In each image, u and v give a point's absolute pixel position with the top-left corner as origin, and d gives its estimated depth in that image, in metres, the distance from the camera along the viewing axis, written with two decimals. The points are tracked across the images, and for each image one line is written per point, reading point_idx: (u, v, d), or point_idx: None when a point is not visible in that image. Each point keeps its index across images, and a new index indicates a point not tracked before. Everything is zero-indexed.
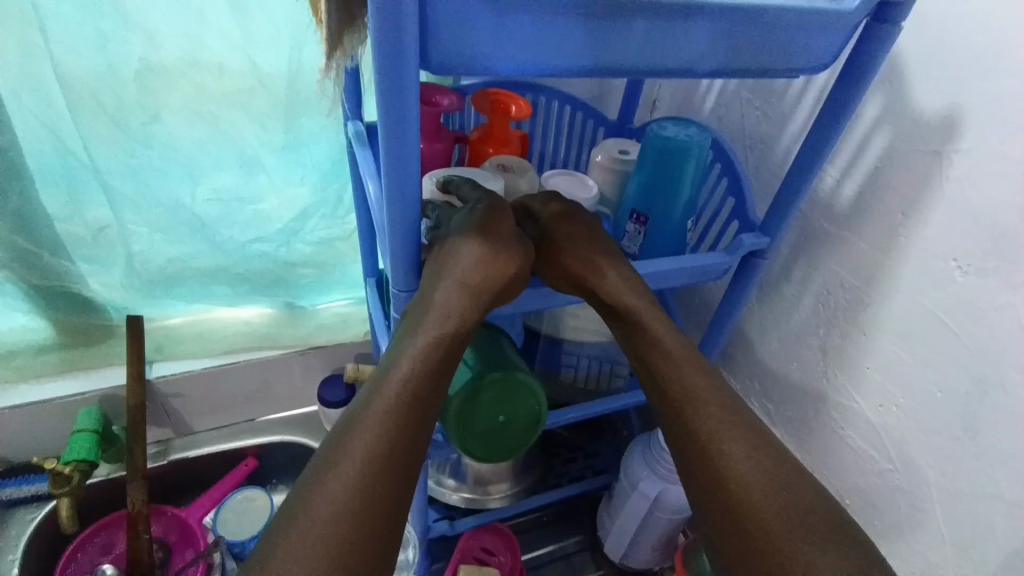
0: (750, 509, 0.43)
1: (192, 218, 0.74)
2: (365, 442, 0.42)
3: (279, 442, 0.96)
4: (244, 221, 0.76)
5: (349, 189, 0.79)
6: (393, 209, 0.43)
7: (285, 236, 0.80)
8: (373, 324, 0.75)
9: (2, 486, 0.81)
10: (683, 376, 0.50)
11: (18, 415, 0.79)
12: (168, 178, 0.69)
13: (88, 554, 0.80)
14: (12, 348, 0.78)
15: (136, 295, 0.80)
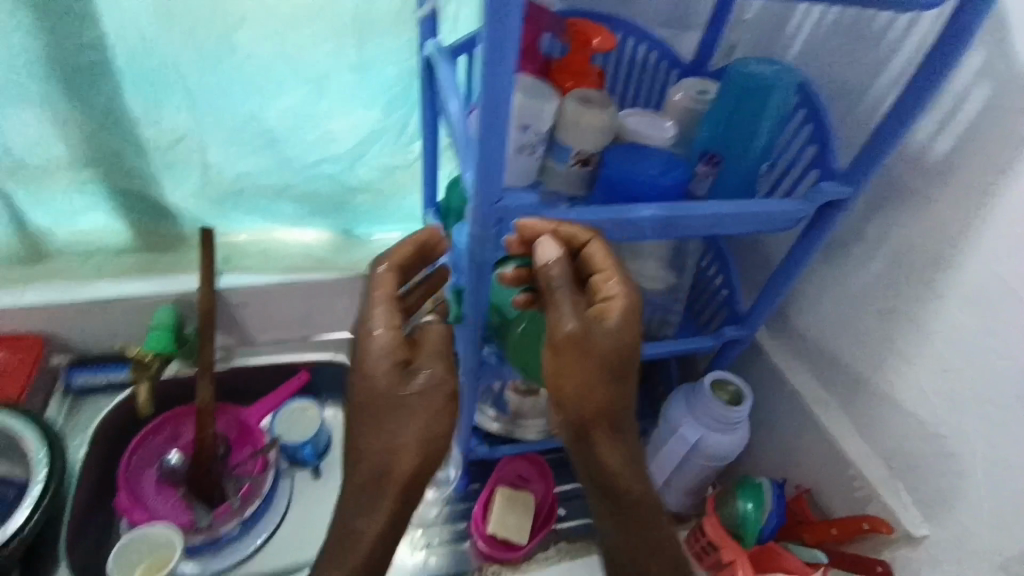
0: (601, 463, 0.59)
1: (265, 132, 0.76)
2: (367, 541, 0.53)
3: (330, 360, 1.02)
4: (311, 141, 0.78)
5: (414, 116, 0.79)
6: (485, 108, 0.43)
7: (350, 159, 0.81)
8: None
9: (80, 372, 0.86)
10: (595, 336, 0.54)
11: (96, 308, 0.84)
12: (245, 89, 0.71)
13: (155, 442, 0.88)
14: (91, 246, 0.83)
15: (205, 206, 0.83)
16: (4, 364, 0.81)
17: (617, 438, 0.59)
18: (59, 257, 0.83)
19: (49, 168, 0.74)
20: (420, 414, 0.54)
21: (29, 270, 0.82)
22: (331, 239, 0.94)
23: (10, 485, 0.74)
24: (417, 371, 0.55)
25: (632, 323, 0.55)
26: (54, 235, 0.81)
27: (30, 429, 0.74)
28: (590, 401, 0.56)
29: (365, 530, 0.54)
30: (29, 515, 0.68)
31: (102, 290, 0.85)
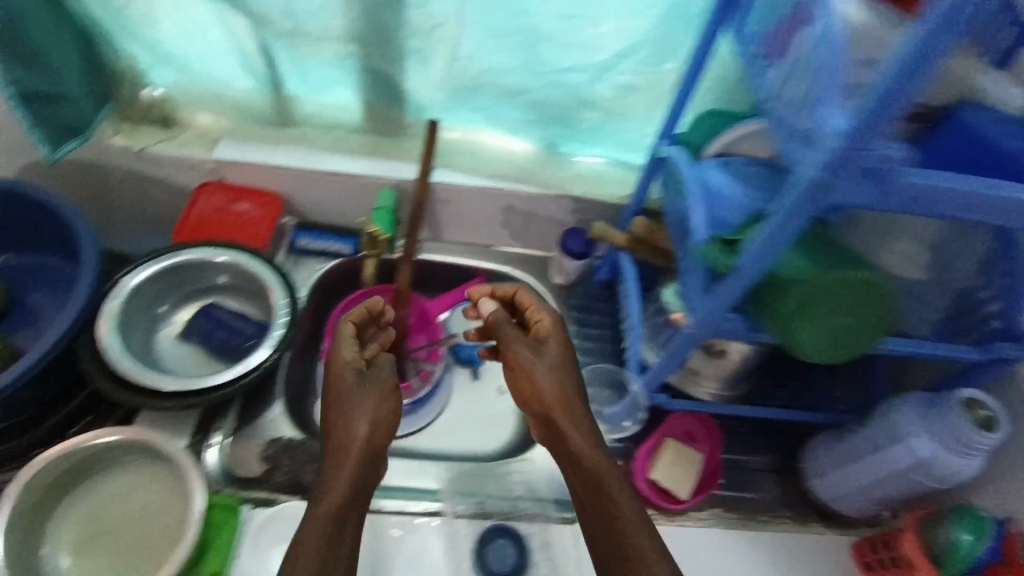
0: (609, 494, 0.64)
1: (527, 29, 0.72)
2: (333, 504, 0.60)
3: (508, 272, 1.03)
4: (568, 44, 0.73)
5: (684, 34, 0.71)
6: (932, 28, 0.36)
7: (597, 72, 0.76)
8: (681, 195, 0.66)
9: (303, 235, 0.95)
10: (545, 372, 0.70)
11: (326, 178, 0.89)
12: None
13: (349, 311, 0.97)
14: (334, 119, 0.90)
15: (441, 98, 0.84)
16: (251, 217, 0.87)
17: (580, 428, 0.68)
18: (305, 124, 0.90)
19: (320, 36, 0.76)
20: (360, 386, 0.67)
21: (279, 133, 0.90)
22: (533, 152, 0.94)
23: (244, 321, 0.78)
24: (379, 366, 0.70)
25: (559, 332, 0.74)
26: (300, 102, 0.88)
27: (271, 274, 0.78)
28: (553, 393, 0.69)
29: (328, 494, 0.60)
30: (272, 353, 0.72)
31: (336, 163, 0.89)
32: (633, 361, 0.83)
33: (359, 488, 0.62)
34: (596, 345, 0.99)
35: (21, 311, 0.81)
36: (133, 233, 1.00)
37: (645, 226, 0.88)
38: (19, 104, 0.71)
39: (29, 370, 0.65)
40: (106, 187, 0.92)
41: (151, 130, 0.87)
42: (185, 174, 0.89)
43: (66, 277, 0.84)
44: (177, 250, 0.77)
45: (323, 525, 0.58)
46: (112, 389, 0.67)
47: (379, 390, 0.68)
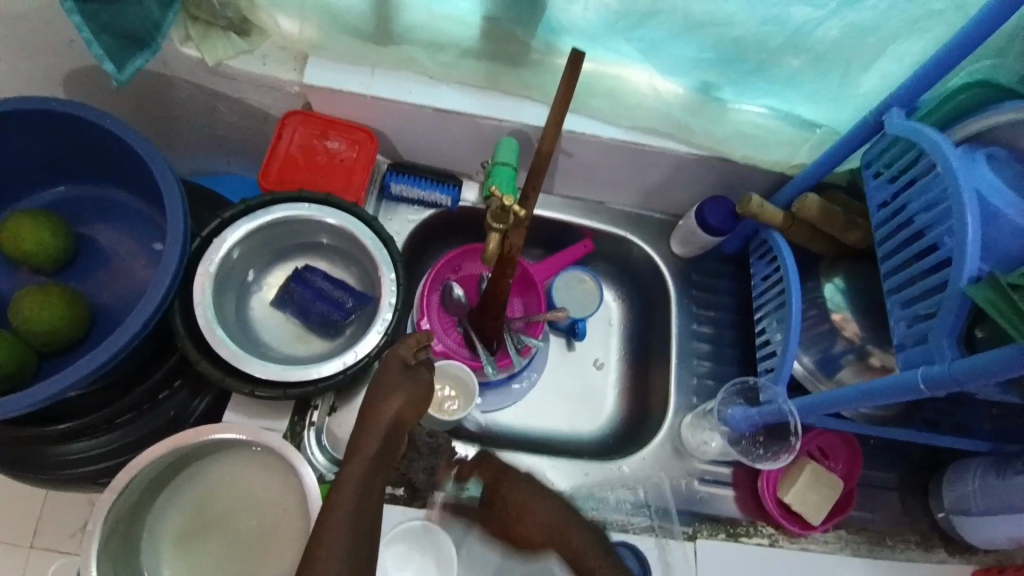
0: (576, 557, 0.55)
1: None
2: (354, 480, 0.46)
3: (621, 237, 0.90)
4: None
5: None
6: None
7: (837, 7, 0.59)
8: (949, 199, 0.50)
9: (397, 181, 0.81)
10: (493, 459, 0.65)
11: (433, 115, 0.73)
12: None
13: (443, 269, 0.83)
14: (445, 37, 0.70)
15: (597, 21, 0.65)
16: (344, 159, 0.74)
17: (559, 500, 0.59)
18: (410, 43, 0.71)
19: None
20: (404, 379, 0.56)
21: (376, 52, 0.71)
22: (690, 96, 0.72)
23: (343, 291, 0.69)
24: (419, 370, 0.58)
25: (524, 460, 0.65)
26: (406, 11, 0.68)
27: (376, 240, 0.67)
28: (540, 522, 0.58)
29: (345, 472, 0.47)
30: (385, 336, 0.63)
31: (445, 98, 0.72)
32: (782, 373, 0.70)
33: (382, 459, 0.49)
34: (712, 330, 0.87)
35: (91, 253, 0.72)
36: (195, 154, 0.86)
37: (816, 208, 0.70)
38: (75, 7, 0.57)
39: (119, 350, 0.57)
40: (167, 102, 0.77)
41: (224, 37, 0.70)
42: (271, 98, 0.75)
43: (139, 215, 0.73)
44: (271, 206, 0.66)
45: (355, 491, 0.45)
46: (208, 368, 0.59)
47: (421, 394, 0.56)
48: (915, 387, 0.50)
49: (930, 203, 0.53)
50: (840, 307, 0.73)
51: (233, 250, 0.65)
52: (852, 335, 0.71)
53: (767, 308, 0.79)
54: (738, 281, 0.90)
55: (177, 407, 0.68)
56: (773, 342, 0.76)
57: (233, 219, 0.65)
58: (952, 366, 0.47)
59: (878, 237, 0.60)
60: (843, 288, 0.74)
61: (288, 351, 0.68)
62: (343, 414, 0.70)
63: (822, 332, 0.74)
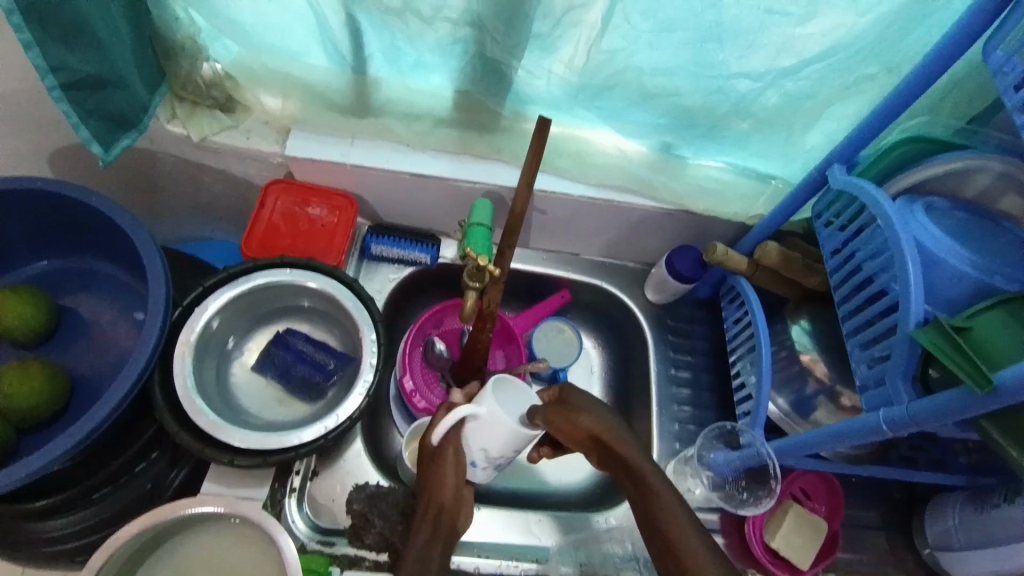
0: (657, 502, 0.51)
1: (710, 23, 0.57)
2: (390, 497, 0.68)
3: (597, 286, 0.93)
4: (751, 48, 0.59)
5: (898, 38, 0.57)
6: None
7: (773, 79, 0.62)
8: (892, 248, 0.53)
9: (377, 242, 0.83)
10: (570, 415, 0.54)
11: (410, 180, 0.77)
12: None
13: (425, 325, 0.84)
14: (419, 109, 0.75)
15: (559, 93, 0.69)
16: (325, 224, 0.76)
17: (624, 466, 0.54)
18: (387, 114, 0.75)
19: (433, 17, 0.60)
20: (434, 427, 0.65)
21: (355, 123, 0.76)
22: (652, 154, 0.77)
23: (324, 352, 0.70)
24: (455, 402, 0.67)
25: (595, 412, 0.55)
26: (383, 86, 0.72)
27: (356, 301, 0.69)
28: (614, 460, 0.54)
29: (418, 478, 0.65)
30: (366, 397, 0.64)
31: (423, 164, 0.76)
32: (758, 417, 0.71)
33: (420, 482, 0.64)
34: (690, 375, 0.89)
35: (73, 324, 0.72)
36: (177, 221, 0.88)
37: (776, 255, 0.74)
38: (63, 94, 0.60)
39: (94, 428, 0.56)
40: (151, 174, 0.80)
41: (210, 114, 0.74)
42: (254, 168, 0.78)
43: (120, 285, 0.74)
44: (253, 273, 0.68)
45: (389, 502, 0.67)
46: (187, 441, 0.59)
47: (460, 493, 0.61)
48: (878, 428, 0.53)
49: (875, 251, 0.57)
50: (808, 349, 0.76)
51: (213, 319, 0.66)
52: (822, 376, 0.74)
53: (741, 352, 0.81)
54: (711, 325, 0.92)
55: (152, 479, 0.68)
56: (747, 385, 0.77)
57: (214, 287, 0.67)
58: (909, 408, 0.50)
59: (833, 282, 0.63)
60: (809, 330, 0.77)
61: (270, 417, 0.68)
62: (324, 478, 0.72)
63: (793, 373, 0.77)
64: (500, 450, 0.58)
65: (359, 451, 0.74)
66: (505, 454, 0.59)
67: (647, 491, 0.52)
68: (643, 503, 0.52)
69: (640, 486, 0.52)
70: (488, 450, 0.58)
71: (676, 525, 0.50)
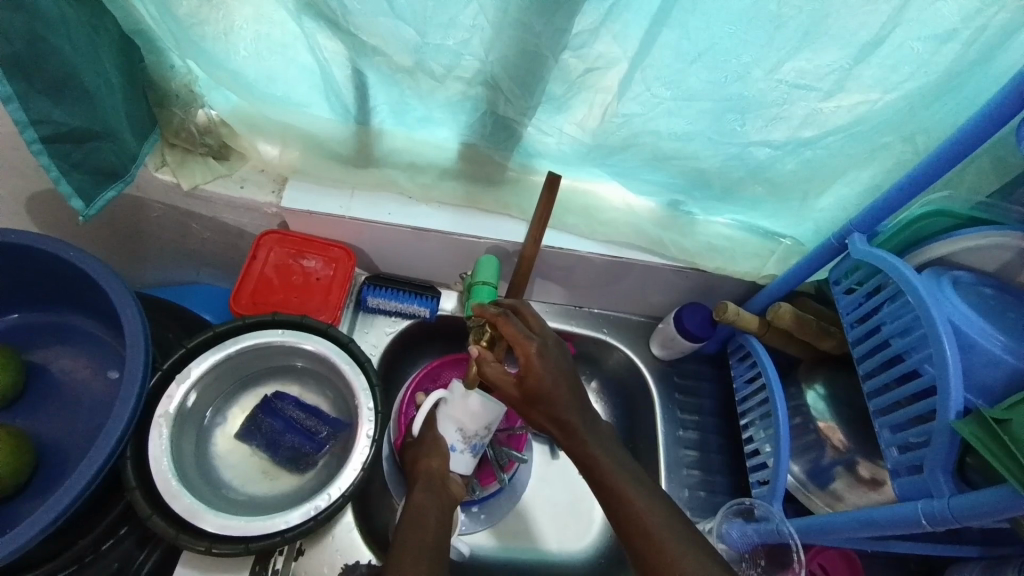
0: (664, 547, 0.51)
1: (735, 95, 0.55)
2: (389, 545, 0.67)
3: (602, 340, 0.89)
4: (774, 119, 0.57)
5: (921, 113, 0.56)
6: None
7: (793, 148, 0.61)
8: (927, 331, 0.51)
9: (374, 294, 0.79)
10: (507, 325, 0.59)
11: (411, 233, 0.74)
12: (747, 31, 0.49)
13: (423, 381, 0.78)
14: (424, 161, 0.72)
15: (569, 151, 0.67)
16: (320, 278, 0.72)
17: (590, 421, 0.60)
18: (390, 165, 0.72)
19: (445, 76, 0.58)
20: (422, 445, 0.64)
21: (356, 174, 0.72)
22: (660, 211, 0.75)
23: (317, 420, 0.66)
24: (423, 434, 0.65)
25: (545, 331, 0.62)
26: (387, 137, 0.69)
27: (353, 363, 0.64)
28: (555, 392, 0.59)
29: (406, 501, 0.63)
30: (362, 472, 0.59)
31: (424, 218, 0.73)
32: (776, 488, 0.68)
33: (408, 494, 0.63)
34: (698, 435, 0.85)
35: (38, 383, 0.66)
36: (159, 268, 0.84)
37: (790, 317, 0.71)
38: (43, 148, 0.56)
39: (53, 520, 0.50)
40: (134, 222, 0.75)
41: (202, 161, 0.71)
42: (247, 218, 0.75)
43: (94, 341, 0.69)
44: (241, 334, 0.64)
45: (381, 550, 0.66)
46: (162, 526, 0.54)
47: (446, 480, 0.63)
48: (916, 520, 0.50)
49: (903, 327, 0.55)
50: (824, 415, 0.73)
51: (191, 393, 0.62)
52: (839, 444, 0.71)
53: (752, 416, 0.78)
54: (718, 382, 0.89)
55: (120, 558, 0.62)
56: (762, 453, 0.74)
57: (198, 347, 0.62)
58: (952, 503, 0.47)
59: (856, 354, 0.61)
60: (824, 395, 0.75)
61: (254, 491, 0.64)
62: (311, 557, 0.66)
63: (810, 441, 0.74)
64: (476, 427, 0.62)
65: (350, 526, 0.69)
66: (481, 434, 0.63)
67: (606, 483, 0.57)
68: (609, 499, 0.56)
69: (591, 470, 0.58)
70: (464, 426, 0.62)
71: (641, 501, 0.54)
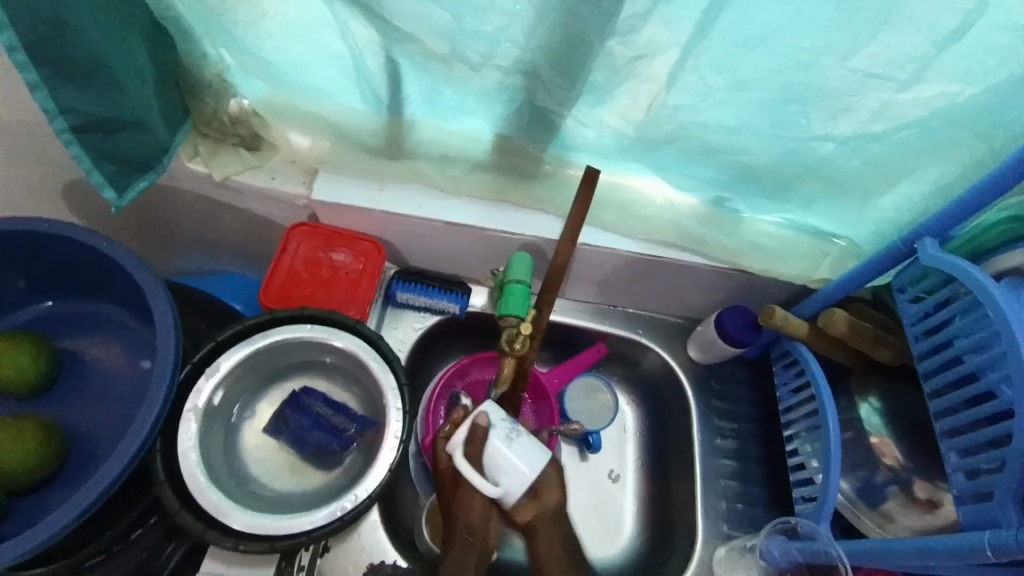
0: None
1: (795, 83, 0.50)
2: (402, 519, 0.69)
3: (637, 341, 0.86)
4: (839, 111, 0.52)
5: (1013, 105, 0.50)
6: None
7: (860, 142, 0.55)
8: (1008, 350, 0.46)
9: (402, 288, 0.78)
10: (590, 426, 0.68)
11: (442, 228, 0.71)
12: (816, 11, 0.44)
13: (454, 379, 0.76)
14: (455, 153, 0.69)
15: (610, 143, 0.63)
16: (349, 271, 0.71)
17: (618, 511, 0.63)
18: (421, 157, 0.69)
19: (481, 64, 0.55)
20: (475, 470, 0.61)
21: (386, 165, 0.70)
22: (703, 208, 0.70)
23: (344, 417, 0.65)
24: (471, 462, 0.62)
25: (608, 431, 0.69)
26: (419, 127, 0.67)
27: (382, 362, 0.63)
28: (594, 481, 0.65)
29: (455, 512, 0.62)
30: (388, 472, 0.58)
31: (455, 212, 0.71)
32: (824, 507, 0.64)
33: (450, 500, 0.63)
34: (735, 444, 0.81)
35: (73, 370, 0.67)
36: (189, 257, 0.83)
37: (844, 324, 0.65)
38: (73, 137, 0.56)
39: (84, 510, 0.51)
40: (167, 211, 0.75)
41: (233, 152, 0.70)
42: (277, 209, 0.73)
43: (127, 330, 0.69)
44: (270, 328, 0.63)
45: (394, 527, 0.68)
46: (188, 521, 0.54)
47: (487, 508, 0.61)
48: (980, 552, 0.45)
49: (979, 343, 0.50)
50: (878, 431, 0.68)
51: (218, 391, 0.61)
52: (894, 463, 0.66)
53: (798, 428, 0.73)
54: (759, 389, 0.85)
55: (148, 548, 0.62)
56: (807, 467, 0.70)
57: (228, 342, 0.62)
58: (1020, 535, 0.42)
59: (921, 368, 0.56)
60: (879, 409, 0.70)
61: (280, 487, 0.64)
62: (336, 555, 0.66)
63: (860, 458, 0.69)
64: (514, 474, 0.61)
65: (376, 525, 0.68)
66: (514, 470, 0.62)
67: None
68: None
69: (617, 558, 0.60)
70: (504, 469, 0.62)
71: None
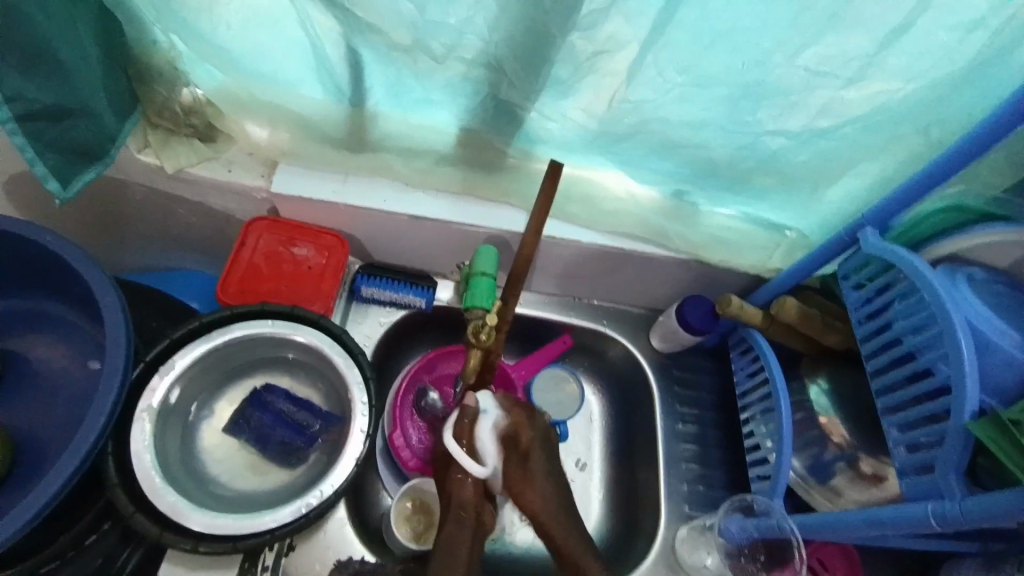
0: None
1: (748, 80, 0.53)
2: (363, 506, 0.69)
3: (601, 332, 0.87)
4: (789, 107, 0.55)
5: (943, 104, 0.54)
6: None
7: (809, 137, 0.58)
8: (944, 331, 0.50)
9: (367, 283, 0.77)
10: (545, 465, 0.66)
11: (407, 221, 0.71)
12: (766, 11, 0.46)
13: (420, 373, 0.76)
14: (419, 146, 0.68)
15: (574, 137, 0.64)
16: (312, 266, 0.69)
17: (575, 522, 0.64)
18: (385, 149, 0.69)
19: (445, 56, 0.55)
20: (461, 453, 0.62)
21: (350, 158, 0.69)
22: (664, 201, 0.72)
23: (309, 413, 0.64)
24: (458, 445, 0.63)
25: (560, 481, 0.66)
26: (382, 119, 0.66)
27: (348, 357, 0.62)
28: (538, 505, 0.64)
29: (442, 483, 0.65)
30: (356, 467, 0.57)
31: (420, 205, 0.70)
32: (778, 485, 0.68)
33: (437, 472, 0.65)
34: (696, 429, 0.84)
35: (16, 373, 0.64)
36: (141, 253, 0.80)
37: (795, 311, 0.69)
38: (17, 127, 0.53)
39: (33, 517, 0.48)
40: (116, 205, 0.72)
41: (187, 143, 0.67)
42: (235, 203, 0.71)
43: (73, 329, 0.66)
44: (228, 325, 0.61)
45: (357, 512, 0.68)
46: (145, 525, 0.52)
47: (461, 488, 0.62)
48: (924, 521, 0.48)
49: (917, 325, 0.53)
50: (826, 411, 0.72)
51: (174, 389, 0.59)
52: (841, 441, 0.70)
53: (754, 410, 0.76)
54: (718, 376, 0.88)
55: (103, 554, 0.60)
56: (762, 448, 0.73)
57: (184, 339, 0.60)
58: (958, 503, 0.46)
59: (865, 351, 0.60)
60: (826, 390, 0.74)
61: (242, 487, 0.62)
62: (302, 554, 0.65)
63: (811, 437, 0.73)
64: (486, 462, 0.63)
65: (343, 521, 0.67)
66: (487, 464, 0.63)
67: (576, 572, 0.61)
68: None
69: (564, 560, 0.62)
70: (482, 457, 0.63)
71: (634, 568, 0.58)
